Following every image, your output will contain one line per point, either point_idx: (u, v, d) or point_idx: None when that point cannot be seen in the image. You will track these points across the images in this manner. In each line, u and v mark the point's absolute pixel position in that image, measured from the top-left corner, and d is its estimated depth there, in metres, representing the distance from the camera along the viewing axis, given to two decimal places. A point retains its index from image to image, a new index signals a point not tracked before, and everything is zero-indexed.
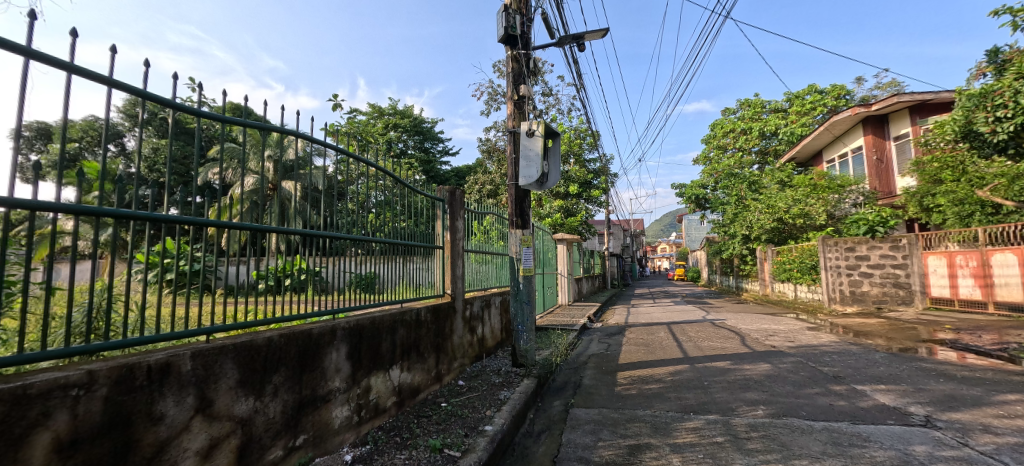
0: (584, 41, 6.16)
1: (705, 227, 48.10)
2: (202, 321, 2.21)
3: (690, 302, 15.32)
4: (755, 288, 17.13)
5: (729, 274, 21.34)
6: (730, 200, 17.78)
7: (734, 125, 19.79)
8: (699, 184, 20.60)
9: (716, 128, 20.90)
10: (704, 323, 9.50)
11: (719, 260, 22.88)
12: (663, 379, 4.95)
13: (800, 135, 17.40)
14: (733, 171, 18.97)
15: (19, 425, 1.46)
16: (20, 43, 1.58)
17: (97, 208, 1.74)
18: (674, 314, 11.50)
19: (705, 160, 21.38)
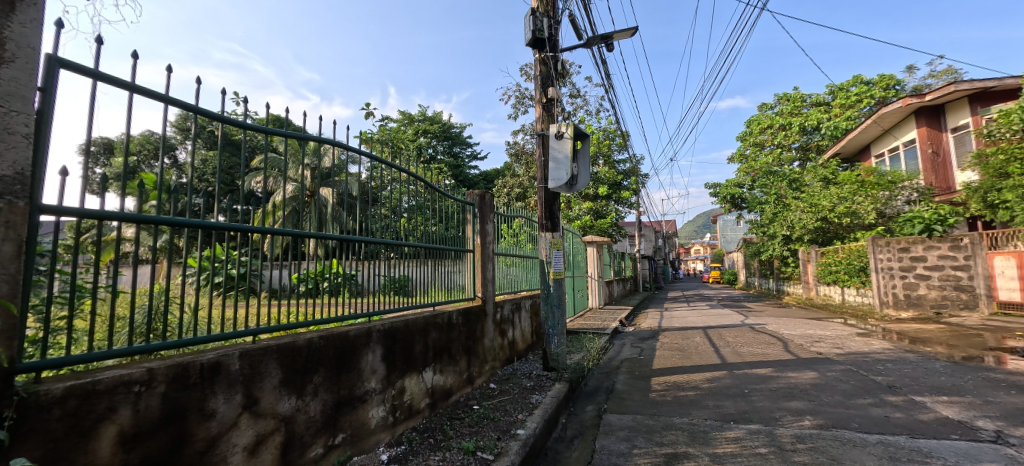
0: (612, 40, 6.08)
1: (742, 228, 46.28)
2: (247, 323, 2.32)
3: (728, 306, 14.78)
4: (798, 291, 16.28)
5: (769, 276, 20.43)
6: (768, 199, 16.99)
7: (771, 120, 18.92)
8: (735, 184, 19.80)
9: (753, 124, 20.08)
10: (742, 327, 9.12)
11: (758, 262, 21.94)
12: (700, 386, 4.78)
13: (845, 129, 16.50)
14: (772, 168, 18.16)
15: (89, 418, 1.58)
16: (88, 66, 1.73)
17: (154, 217, 1.87)
18: (710, 318, 11.11)
19: (741, 158, 20.58)
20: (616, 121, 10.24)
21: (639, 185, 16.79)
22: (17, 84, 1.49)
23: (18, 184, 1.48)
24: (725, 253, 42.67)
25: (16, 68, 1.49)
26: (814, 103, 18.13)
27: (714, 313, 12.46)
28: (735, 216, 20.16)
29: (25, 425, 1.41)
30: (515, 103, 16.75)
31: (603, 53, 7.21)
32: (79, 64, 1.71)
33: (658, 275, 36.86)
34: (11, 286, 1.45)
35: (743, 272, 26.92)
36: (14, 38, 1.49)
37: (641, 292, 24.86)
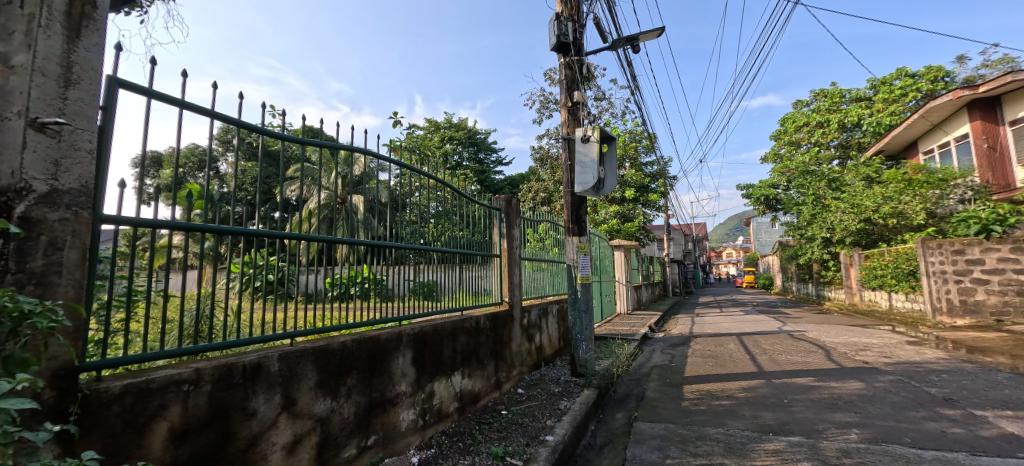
0: (639, 42, 6.01)
1: (777, 230, 44.34)
2: (284, 326, 2.40)
3: (763, 312, 14.22)
4: (840, 297, 15.45)
5: (808, 281, 19.51)
6: (805, 200, 16.26)
7: (808, 118, 18.09)
8: (769, 184, 18.99)
9: (787, 122, 19.29)
10: (780, 334, 8.72)
11: (796, 266, 20.98)
12: (735, 395, 4.59)
13: (889, 124, 15.60)
14: (809, 167, 17.11)
15: (144, 415, 1.68)
16: (143, 85, 1.86)
17: (199, 225, 1.99)
18: (745, 324, 10.67)
19: (776, 158, 19.80)
20: (643, 123, 10.08)
21: (667, 188, 16.42)
22: (83, 104, 1.62)
23: (83, 195, 1.61)
24: (758, 256, 41.12)
25: (82, 89, 1.62)
26: (854, 99, 17.26)
27: (749, 319, 11.99)
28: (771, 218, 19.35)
29: (85, 421, 1.50)
30: (540, 108, 16.75)
31: (628, 54, 7.11)
32: (135, 83, 1.84)
33: (688, 280, 35.91)
34: (76, 290, 1.56)
35: (779, 276, 25.83)
36: (80, 62, 1.62)
37: (671, 297, 24.22)
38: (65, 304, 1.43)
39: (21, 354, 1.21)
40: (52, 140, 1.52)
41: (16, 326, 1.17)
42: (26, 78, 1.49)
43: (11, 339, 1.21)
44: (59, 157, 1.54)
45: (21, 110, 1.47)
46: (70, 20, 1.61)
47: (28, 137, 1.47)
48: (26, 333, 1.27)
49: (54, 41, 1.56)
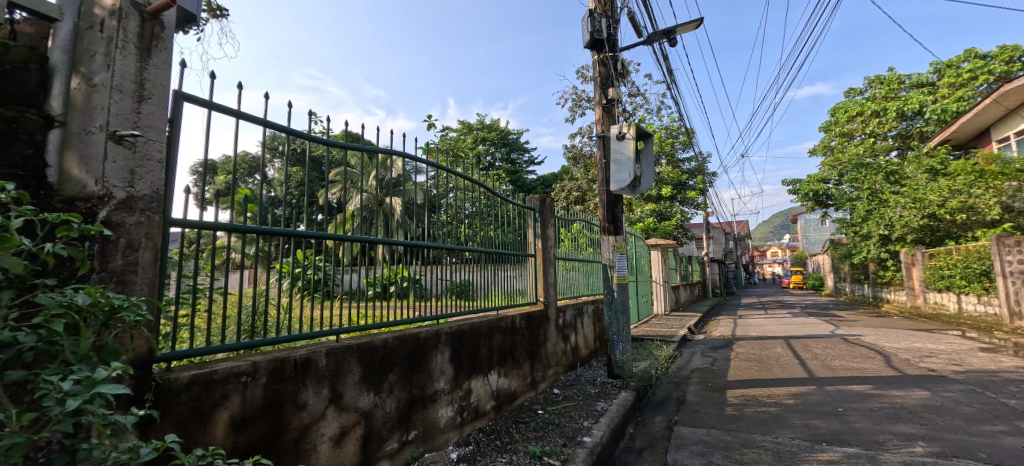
0: (676, 35, 5.81)
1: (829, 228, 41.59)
2: (328, 323, 2.52)
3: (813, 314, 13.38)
4: (901, 298, 14.33)
5: (864, 282, 18.21)
6: (860, 195, 15.19)
7: (862, 106, 16.81)
8: (818, 178, 17.77)
9: (839, 112, 17.88)
10: (832, 339, 8.18)
11: (851, 266, 19.63)
12: (783, 402, 4.35)
13: (956, 111, 14.06)
14: (863, 160, 15.54)
15: (208, 403, 1.81)
16: (203, 97, 2.00)
17: (251, 227, 2.10)
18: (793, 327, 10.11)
19: (825, 150, 18.55)
20: (680, 118, 9.75)
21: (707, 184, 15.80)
22: (153, 117, 1.77)
23: (155, 201, 1.75)
24: (807, 255, 38.86)
25: (153, 104, 1.77)
26: (915, 84, 15.86)
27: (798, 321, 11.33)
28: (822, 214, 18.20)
29: (160, 408, 1.64)
30: (572, 106, 16.56)
31: (664, 48, 6.92)
32: (198, 96, 1.99)
33: (729, 280, 34.49)
34: (150, 287, 1.71)
35: (831, 276, 24.29)
36: (151, 78, 1.77)
37: (711, 298, 23.32)
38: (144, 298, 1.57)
39: (114, 345, 1.32)
40: (128, 151, 1.67)
41: (109, 319, 1.29)
42: (106, 95, 1.64)
43: (106, 330, 1.34)
44: (135, 167, 1.69)
45: (103, 124, 1.62)
46: (142, 41, 1.75)
47: (109, 149, 1.62)
48: (118, 326, 1.39)
49: (129, 61, 1.70)
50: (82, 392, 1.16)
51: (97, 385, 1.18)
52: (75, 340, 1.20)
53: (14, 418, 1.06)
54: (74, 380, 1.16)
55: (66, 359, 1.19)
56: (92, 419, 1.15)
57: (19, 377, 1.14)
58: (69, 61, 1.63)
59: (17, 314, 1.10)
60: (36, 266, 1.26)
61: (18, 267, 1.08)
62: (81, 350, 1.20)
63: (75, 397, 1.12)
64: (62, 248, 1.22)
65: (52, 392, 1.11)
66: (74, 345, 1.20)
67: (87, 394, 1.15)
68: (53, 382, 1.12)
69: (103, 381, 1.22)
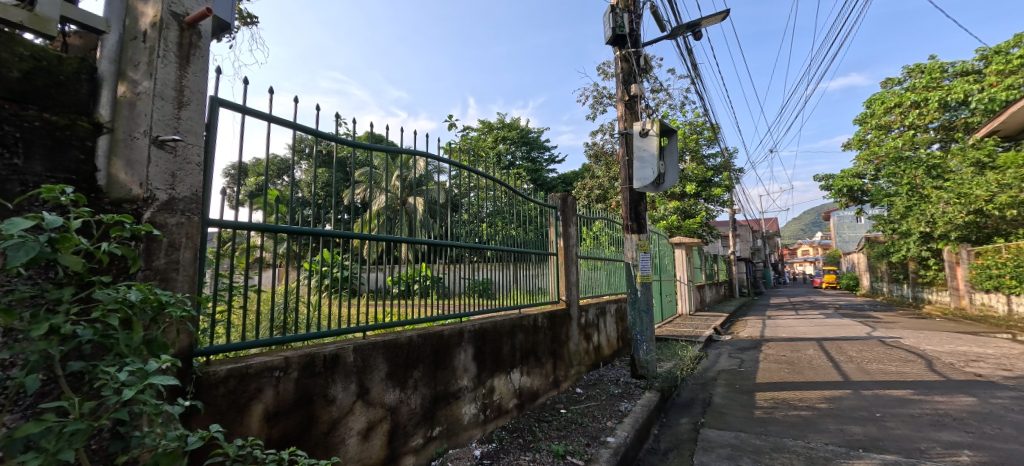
0: (701, 28, 5.67)
1: (865, 225, 39.73)
2: (353, 321, 2.58)
3: (847, 315, 12.81)
4: (943, 300, 13.62)
5: (903, 282, 17.34)
6: (898, 191, 14.45)
7: (900, 97, 15.79)
8: (853, 173, 17.01)
9: (874, 103, 17.02)
10: (869, 341, 7.83)
11: (889, 265, 18.71)
12: (816, 406, 4.19)
13: (1005, 101, 13.16)
14: (902, 153, 14.76)
15: (244, 396, 1.88)
16: (235, 102, 2.07)
17: (279, 226, 2.17)
18: (826, 329, 9.71)
19: (860, 144, 17.74)
20: (705, 113, 9.53)
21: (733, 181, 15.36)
22: (192, 122, 1.86)
23: (193, 202, 1.84)
24: (840, 254, 37.32)
25: (192, 109, 1.86)
26: (959, 73, 14.93)
27: (831, 323, 10.88)
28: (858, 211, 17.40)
29: (202, 399, 1.72)
30: (593, 103, 16.39)
31: (689, 42, 6.76)
32: (232, 101, 2.07)
33: (756, 279, 33.42)
34: (190, 285, 1.80)
35: (867, 276, 23.23)
36: (189, 85, 1.86)
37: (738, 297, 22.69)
38: (186, 293, 1.66)
39: (162, 339, 1.39)
40: (169, 155, 1.76)
41: (156, 315, 1.36)
42: (150, 102, 1.73)
43: (154, 325, 1.41)
44: (175, 170, 1.78)
45: (146, 130, 1.70)
46: (181, 50, 1.84)
47: (152, 153, 1.71)
48: (165, 321, 1.46)
49: (170, 69, 1.79)
50: (136, 382, 1.23)
51: (149, 377, 1.26)
52: (128, 333, 1.28)
53: (77, 405, 1.13)
54: (128, 371, 1.23)
55: (120, 351, 1.26)
56: (146, 409, 1.22)
57: (80, 367, 1.22)
58: (114, 71, 1.70)
59: (77, 309, 1.18)
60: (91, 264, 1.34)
61: (78, 265, 1.14)
62: (133, 343, 1.27)
63: (130, 387, 1.19)
64: (117, 246, 1.29)
65: (110, 382, 1.19)
66: (127, 339, 1.27)
67: (140, 384, 1.22)
68: (111, 372, 1.20)
69: (155, 373, 1.29)
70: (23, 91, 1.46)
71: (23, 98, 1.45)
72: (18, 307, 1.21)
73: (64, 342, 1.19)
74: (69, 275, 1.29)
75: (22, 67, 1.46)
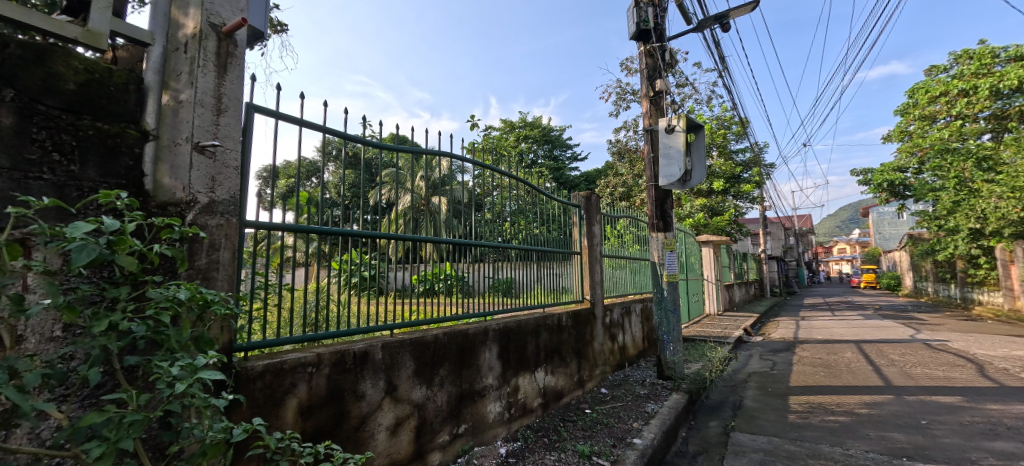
0: (729, 19, 5.49)
1: (909, 222, 37.54)
2: (380, 319, 2.63)
3: (888, 316, 12.18)
4: (994, 300, 13.33)
5: (950, 282, 16.36)
6: (945, 185, 13.62)
7: (946, 85, 14.55)
8: (895, 167, 16.14)
9: (918, 92, 15.76)
10: (912, 344, 7.41)
11: (934, 264, 17.69)
12: (856, 412, 4.00)
13: None
14: (948, 145, 13.79)
15: (279, 391, 1.96)
16: (269, 107, 2.15)
17: (309, 227, 2.24)
18: (865, 330, 9.27)
19: (902, 136, 16.79)
20: (733, 107, 9.21)
21: (763, 177, 14.85)
22: (230, 128, 1.95)
23: (232, 205, 1.93)
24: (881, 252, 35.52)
25: (229, 116, 1.95)
26: (1012, 57, 13.60)
27: (870, 324, 10.37)
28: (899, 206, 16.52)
29: (241, 393, 1.79)
30: (616, 99, 16.12)
31: (716, 34, 6.56)
32: (266, 107, 2.15)
33: (789, 278, 32.21)
34: (229, 283, 1.88)
35: (910, 275, 22.01)
36: (227, 93, 1.94)
37: (769, 297, 21.93)
38: (227, 292, 1.73)
39: (208, 335, 1.46)
40: (209, 160, 1.85)
41: (202, 312, 1.42)
42: (191, 110, 1.82)
43: (201, 322, 1.48)
44: (215, 174, 1.87)
45: (188, 136, 1.79)
46: (220, 59, 1.93)
47: (193, 159, 1.80)
48: (210, 318, 1.53)
49: (209, 78, 1.88)
50: (187, 376, 1.29)
51: (197, 371, 1.31)
52: (178, 330, 1.33)
53: (133, 398, 1.20)
54: (180, 365, 1.30)
55: (171, 347, 1.32)
56: (195, 402, 1.29)
57: (135, 361, 1.29)
58: (159, 81, 1.78)
59: (132, 307, 1.25)
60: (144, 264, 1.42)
61: (133, 266, 1.21)
62: (183, 339, 1.32)
63: (181, 381, 1.26)
64: (168, 246, 1.35)
65: (163, 376, 1.25)
66: (177, 335, 1.33)
67: (190, 378, 1.28)
68: (165, 367, 1.27)
69: (203, 368, 1.35)
70: (78, 102, 1.53)
71: (77, 109, 1.53)
72: (79, 306, 1.29)
73: (120, 338, 1.26)
74: (124, 275, 1.37)
75: (76, 79, 1.53)
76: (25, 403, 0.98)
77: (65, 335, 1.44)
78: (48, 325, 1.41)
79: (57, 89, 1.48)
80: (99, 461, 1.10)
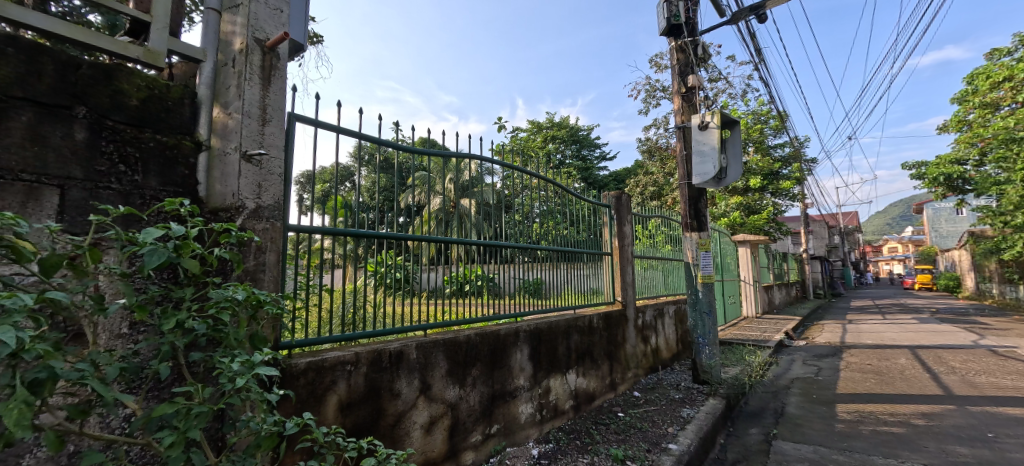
0: (765, 10, 5.27)
1: (970, 218, 34.73)
2: (412, 319, 2.69)
3: (947, 320, 11.33)
4: None
5: (1018, 283, 15.03)
6: (1010, 178, 12.51)
7: (1011, 70, 13.17)
8: (953, 159, 14.98)
9: (978, 78, 14.45)
10: (975, 350, 6.86)
11: (1000, 264, 16.30)
12: (911, 422, 3.73)
13: None
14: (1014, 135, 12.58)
15: (320, 387, 2.03)
16: (307, 115, 2.24)
17: (344, 230, 2.31)
18: (920, 335, 8.65)
19: (960, 125, 15.56)
20: (770, 100, 8.81)
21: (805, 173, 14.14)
22: (274, 137, 2.05)
23: (276, 210, 2.03)
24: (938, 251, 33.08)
25: (273, 126, 2.05)
26: None
27: (926, 329, 9.68)
28: (957, 202, 15.33)
29: (286, 389, 1.87)
30: (646, 97, 15.77)
31: (752, 26, 6.31)
32: (306, 115, 2.24)
33: (835, 279, 30.50)
34: (274, 284, 1.98)
35: (971, 276, 20.38)
36: (271, 103, 2.04)
37: (812, 299, 20.84)
38: (275, 293, 1.83)
39: (262, 334, 1.54)
40: (256, 168, 1.95)
41: (256, 312, 1.50)
42: (240, 121, 1.92)
43: (255, 321, 1.56)
44: (261, 181, 1.97)
45: (237, 146, 1.89)
46: (264, 72, 2.03)
47: (241, 167, 1.90)
48: (263, 317, 1.62)
49: (256, 90, 1.99)
50: (245, 372, 1.37)
51: (255, 367, 1.40)
52: (236, 328, 1.41)
53: (199, 391, 1.28)
54: (239, 361, 1.38)
55: (229, 344, 1.41)
56: (252, 396, 1.36)
57: (198, 357, 1.38)
58: (210, 94, 1.90)
59: (195, 307, 1.33)
60: (204, 266, 1.52)
61: (197, 268, 1.28)
62: (240, 337, 1.41)
63: (241, 376, 1.34)
64: (226, 250, 1.44)
65: (225, 372, 1.33)
66: (235, 333, 1.41)
67: (248, 374, 1.36)
68: (226, 363, 1.35)
69: (259, 364, 1.44)
70: (142, 117, 1.65)
71: (141, 123, 1.65)
72: (149, 305, 1.40)
73: (185, 336, 1.35)
74: (187, 276, 1.46)
75: (141, 95, 1.65)
76: (108, 394, 1.07)
77: (131, 332, 1.55)
78: (117, 324, 1.51)
79: (122, 105, 1.60)
80: (170, 448, 1.18)
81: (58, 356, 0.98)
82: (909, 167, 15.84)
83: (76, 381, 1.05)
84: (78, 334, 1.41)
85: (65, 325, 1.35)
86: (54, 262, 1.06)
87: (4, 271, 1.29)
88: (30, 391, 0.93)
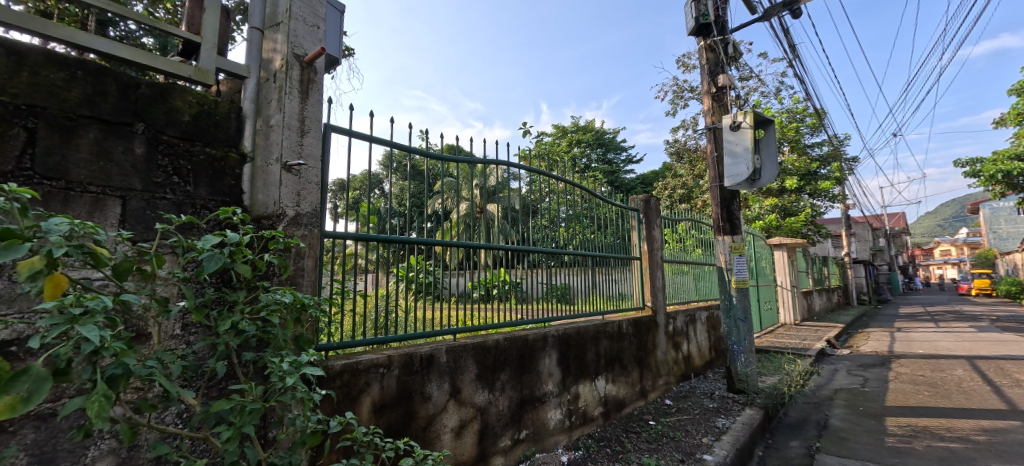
0: (799, 4, 5.07)
1: None
2: (440, 324, 2.71)
3: (1008, 329, 10.49)
4: None
5: None
6: None
7: None
8: (1012, 155, 13.91)
9: None
10: None
11: None
12: (972, 438, 3.46)
13: None
14: None
15: (355, 389, 2.08)
16: (341, 124, 2.30)
17: (374, 236, 2.36)
18: (978, 344, 8.05)
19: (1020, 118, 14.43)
20: (805, 98, 8.46)
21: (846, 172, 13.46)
22: (312, 147, 2.13)
23: (314, 217, 2.10)
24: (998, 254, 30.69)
25: (312, 136, 2.13)
26: None
27: (985, 337, 8.98)
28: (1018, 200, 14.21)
29: (323, 390, 1.93)
30: (674, 98, 15.45)
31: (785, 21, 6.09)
32: (340, 125, 2.32)
33: (881, 284, 28.79)
34: (312, 288, 2.05)
35: None
36: (309, 115, 2.12)
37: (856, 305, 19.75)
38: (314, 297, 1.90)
39: (307, 335, 1.60)
40: (296, 177, 2.02)
41: (300, 314, 1.56)
42: (281, 133, 2.01)
43: (299, 323, 1.62)
44: (300, 189, 2.05)
45: (278, 157, 1.98)
46: (303, 85, 2.11)
47: (282, 177, 1.98)
48: (306, 320, 1.68)
49: (296, 102, 2.07)
50: (293, 371, 1.42)
51: (302, 368, 1.45)
52: (283, 330, 1.48)
53: (252, 389, 1.34)
54: (288, 362, 1.43)
55: (278, 345, 1.47)
56: (299, 394, 1.41)
57: (249, 358, 1.45)
58: (254, 108, 2.00)
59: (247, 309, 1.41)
60: (254, 271, 1.59)
61: (249, 272, 1.36)
62: (288, 339, 1.47)
63: (290, 375, 1.39)
64: (273, 256, 1.50)
65: (276, 370, 1.39)
66: (282, 334, 1.47)
67: (296, 373, 1.41)
68: (276, 362, 1.41)
69: (305, 365, 1.49)
70: (195, 130, 1.76)
71: (193, 137, 1.76)
72: (204, 308, 1.47)
73: (237, 337, 1.42)
74: (238, 281, 1.54)
75: (195, 110, 1.76)
76: (173, 390, 1.14)
77: (184, 333, 1.62)
78: (173, 325, 1.60)
79: (177, 121, 1.71)
80: (226, 443, 1.25)
81: (130, 354, 1.05)
82: (962, 164, 14.80)
83: (145, 377, 1.13)
84: (139, 334, 1.49)
85: (129, 326, 1.44)
86: (125, 267, 1.14)
87: (77, 276, 1.40)
88: (108, 385, 1.00)
